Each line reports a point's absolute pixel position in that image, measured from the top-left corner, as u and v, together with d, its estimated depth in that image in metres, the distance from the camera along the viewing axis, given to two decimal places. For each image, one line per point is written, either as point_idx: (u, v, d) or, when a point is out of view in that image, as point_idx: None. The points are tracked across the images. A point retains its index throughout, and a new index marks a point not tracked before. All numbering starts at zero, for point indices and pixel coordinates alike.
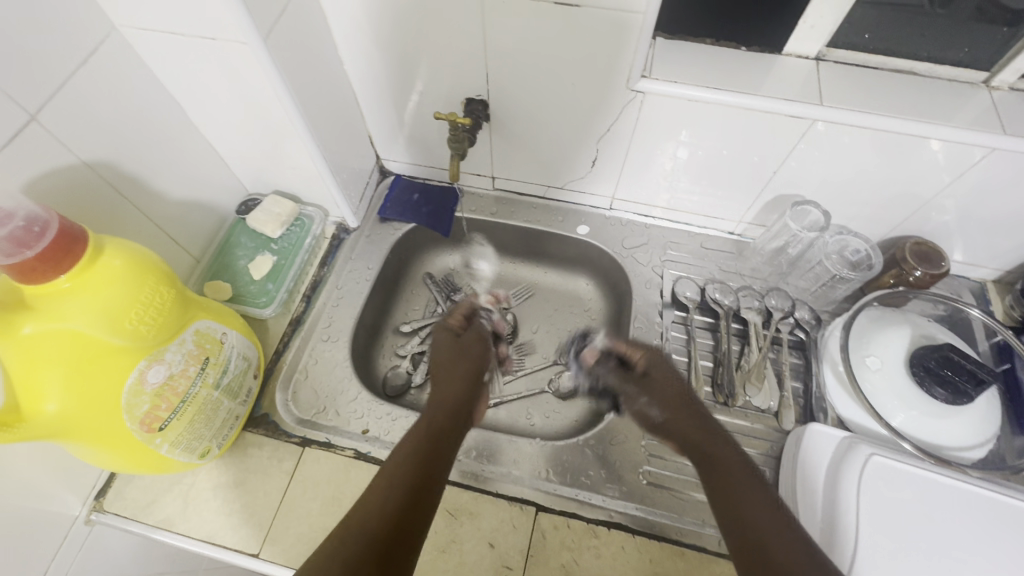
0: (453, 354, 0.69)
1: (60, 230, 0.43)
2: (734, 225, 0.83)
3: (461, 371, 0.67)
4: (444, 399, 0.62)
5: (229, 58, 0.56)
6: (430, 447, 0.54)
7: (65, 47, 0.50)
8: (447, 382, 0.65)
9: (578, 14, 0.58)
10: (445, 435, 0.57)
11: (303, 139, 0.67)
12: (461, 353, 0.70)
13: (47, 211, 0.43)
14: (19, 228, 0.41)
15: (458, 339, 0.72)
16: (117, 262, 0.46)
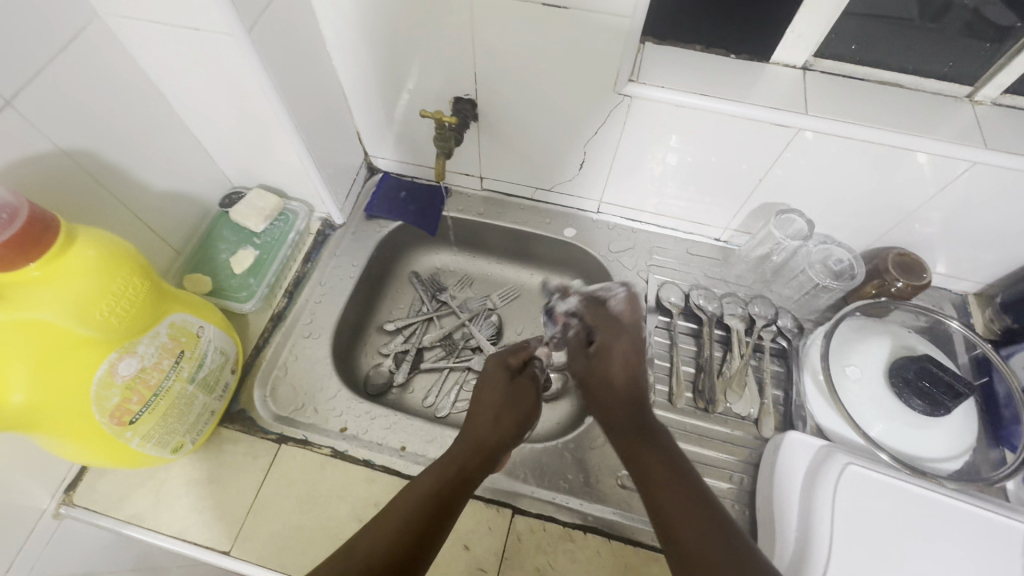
0: (502, 400, 0.60)
1: (31, 218, 0.42)
2: (720, 232, 0.83)
3: (507, 423, 0.59)
4: (477, 451, 0.55)
5: (213, 49, 0.56)
6: (445, 500, 0.49)
7: (46, 33, 0.49)
8: (487, 431, 0.57)
9: (567, 16, 0.58)
10: (464, 486, 0.52)
11: (288, 133, 0.66)
12: (511, 402, 0.61)
13: (18, 198, 0.42)
14: None
15: (511, 382, 0.62)
16: (90, 252, 0.45)
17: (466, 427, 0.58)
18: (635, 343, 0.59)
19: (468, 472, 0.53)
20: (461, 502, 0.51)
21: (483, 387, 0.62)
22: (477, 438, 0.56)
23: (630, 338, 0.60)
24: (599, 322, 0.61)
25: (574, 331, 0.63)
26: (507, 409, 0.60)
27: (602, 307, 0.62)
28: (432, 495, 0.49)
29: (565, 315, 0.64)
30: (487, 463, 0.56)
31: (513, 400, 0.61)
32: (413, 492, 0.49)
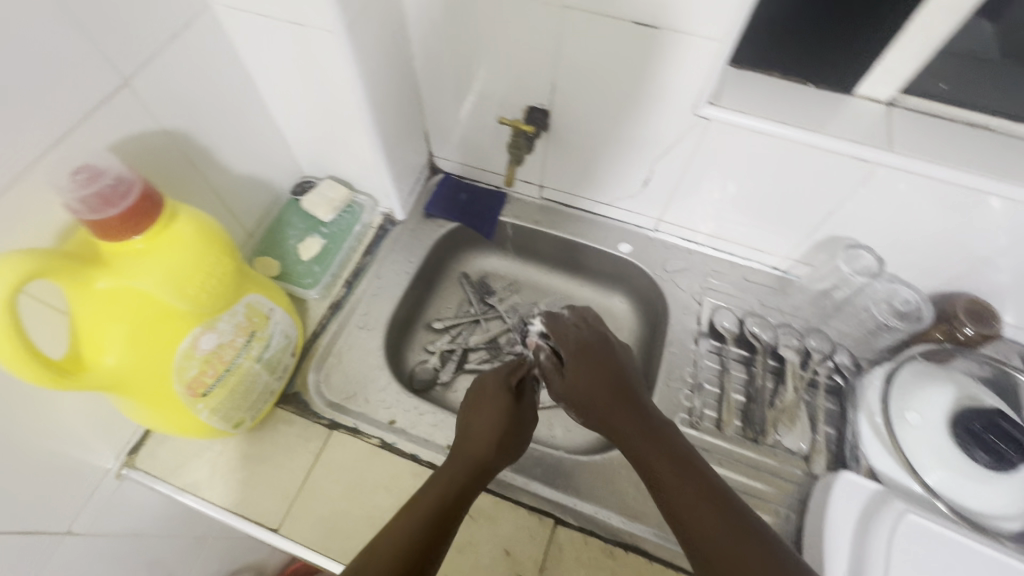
0: (500, 419, 0.64)
1: (144, 193, 0.44)
2: (779, 261, 0.81)
3: (505, 440, 0.62)
4: (476, 466, 0.59)
5: (312, 45, 0.58)
6: (447, 513, 0.53)
7: (163, 17, 0.52)
8: (484, 447, 0.61)
9: (655, 35, 0.58)
10: (461, 500, 0.55)
11: (366, 129, 0.68)
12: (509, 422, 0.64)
13: (134, 177, 0.44)
14: (107, 186, 0.42)
15: (514, 404, 0.66)
16: (189, 228, 0.47)
17: (464, 445, 0.61)
18: (592, 343, 0.68)
19: (466, 486, 0.56)
20: (461, 514, 0.54)
21: (482, 406, 0.65)
22: (480, 452, 0.60)
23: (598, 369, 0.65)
24: (560, 336, 0.69)
25: (546, 354, 0.69)
26: (504, 426, 0.63)
27: (559, 321, 0.70)
28: (433, 509, 0.52)
29: (538, 338, 0.70)
30: (482, 476, 0.59)
31: (513, 419, 0.65)
32: (418, 505, 0.52)
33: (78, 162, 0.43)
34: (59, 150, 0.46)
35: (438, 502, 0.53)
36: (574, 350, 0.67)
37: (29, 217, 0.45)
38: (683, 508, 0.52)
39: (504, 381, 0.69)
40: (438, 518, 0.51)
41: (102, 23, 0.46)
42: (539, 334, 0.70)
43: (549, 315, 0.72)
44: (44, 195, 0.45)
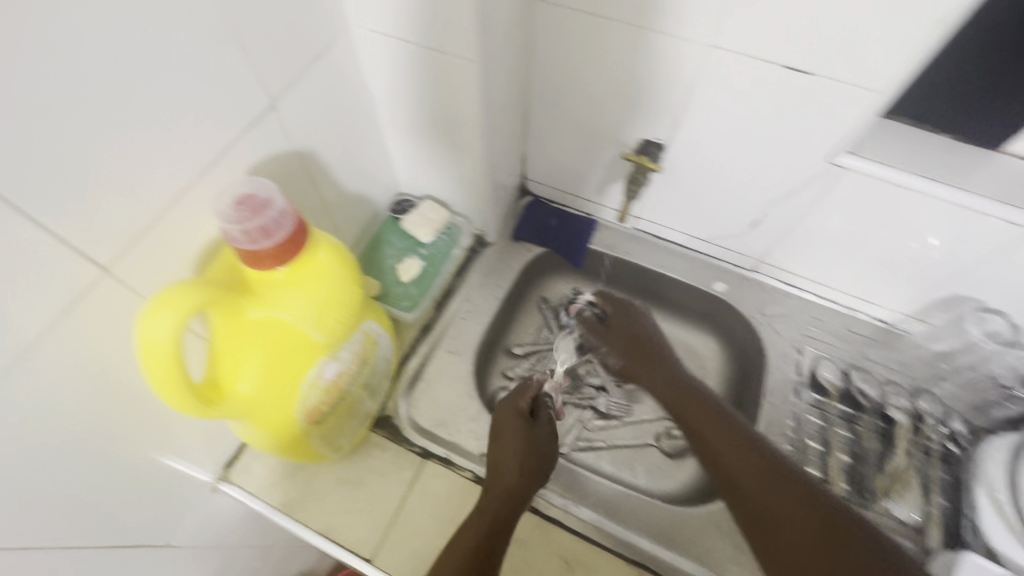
0: (520, 445, 0.63)
1: (296, 223, 0.43)
2: (886, 313, 0.78)
3: (532, 468, 0.61)
4: (512, 500, 0.58)
5: (448, 72, 0.56)
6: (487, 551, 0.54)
7: (309, 39, 0.51)
8: (513, 479, 0.59)
9: (806, 82, 0.55)
10: (501, 534, 0.55)
11: (480, 156, 0.67)
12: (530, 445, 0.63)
13: (285, 207, 0.42)
14: (269, 219, 0.41)
15: (529, 427, 0.65)
16: (329, 255, 0.47)
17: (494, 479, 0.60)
18: (632, 316, 0.80)
19: (505, 520, 0.57)
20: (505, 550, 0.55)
21: (503, 434, 0.64)
22: (514, 485, 0.59)
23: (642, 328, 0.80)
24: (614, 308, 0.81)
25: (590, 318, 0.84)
26: (529, 451, 0.62)
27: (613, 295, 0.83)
28: (471, 551, 0.53)
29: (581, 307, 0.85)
30: (518, 506, 0.58)
31: (531, 441, 0.64)
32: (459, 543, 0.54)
33: (238, 187, 0.41)
34: (211, 174, 0.46)
35: (483, 539, 0.55)
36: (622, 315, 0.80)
37: (180, 241, 0.45)
38: (739, 473, 0.61)
39: (516, 405, 0.67)
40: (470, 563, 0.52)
41: (257, 45, 0.46)
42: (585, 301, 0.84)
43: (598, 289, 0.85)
44: (196, 219, 0.46)
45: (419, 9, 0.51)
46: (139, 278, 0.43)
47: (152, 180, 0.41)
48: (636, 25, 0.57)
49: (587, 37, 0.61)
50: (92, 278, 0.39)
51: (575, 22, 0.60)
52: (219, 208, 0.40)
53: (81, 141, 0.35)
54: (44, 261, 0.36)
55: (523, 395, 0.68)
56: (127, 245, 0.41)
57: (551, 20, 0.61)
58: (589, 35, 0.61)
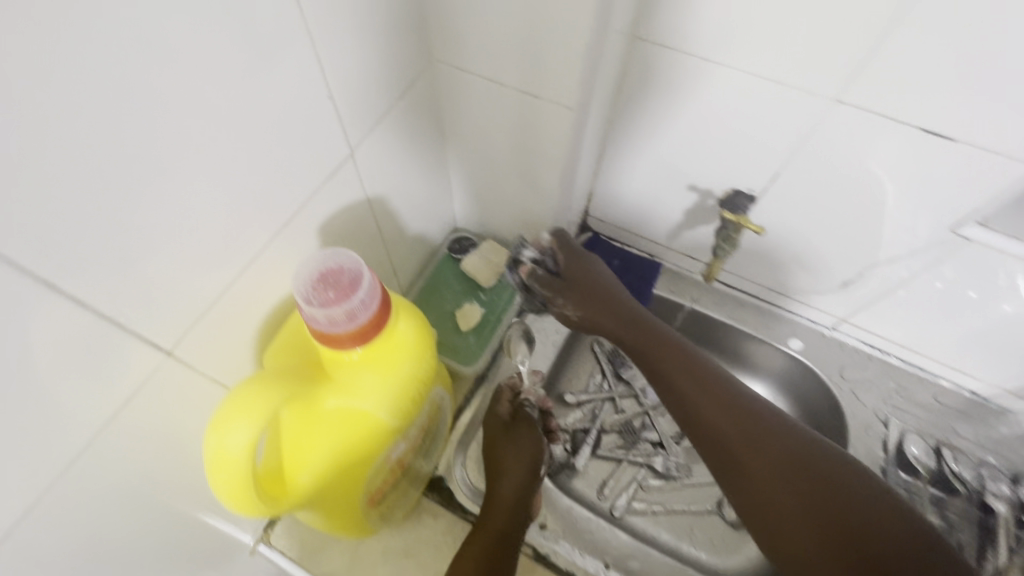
0: (504, 455, 0.59)
1: (382, 303, 0.38)
2: (980, 385, 0.71)
3: (524, 475, 0.58)
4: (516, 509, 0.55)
5: (535, 116, 0.50)
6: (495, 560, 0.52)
7: (392, 78, 0.46)
8: (509, 489, 0.56)
9: (942, 147, 0.49)
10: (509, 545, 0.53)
11: (556, 201, 0.61)
12: (514, 450, 0.59)
13: (371, 280, 0.37)
14: (357, 303, 0.36)
15: (509, 431, 0.61)
16: (412, 328, 0.42)
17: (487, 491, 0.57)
18: (593, 279, 0.63)
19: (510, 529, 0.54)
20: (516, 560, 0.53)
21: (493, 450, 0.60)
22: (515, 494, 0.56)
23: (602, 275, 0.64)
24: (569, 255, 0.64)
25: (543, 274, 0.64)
26: (518, 460, 0.59)
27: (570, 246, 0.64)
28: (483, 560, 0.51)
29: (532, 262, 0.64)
30: (521, 513, 0.56)
31: (514, 444, 0.60)
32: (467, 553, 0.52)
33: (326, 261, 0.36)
34: (283, 235, 0.42)
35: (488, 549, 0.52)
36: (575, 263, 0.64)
37: (249, 309, 0.42)
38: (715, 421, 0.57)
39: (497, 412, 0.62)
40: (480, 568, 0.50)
41: (342, 88, 0.40)
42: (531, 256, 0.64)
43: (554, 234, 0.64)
44: (266, 284, 0.42)
45: (516, 51, 0.45)
46: (204, 353, 0.39)
47: (221, 250, 0.37)
48: (747, 71, 0.51)
49: (686, 80, 0.55)
50: (156, 360, 0.36)
51: (675, 63, 0.54)
52: (297, 282, 0.35)
53: (134, 210, 0.30)
54: (104, 352, 0.33)
55: (500, 401, 0.62)
56: (197, 318, 0.37)
57: (648, 59, 0.55)
58: (688, 78, 0.55)
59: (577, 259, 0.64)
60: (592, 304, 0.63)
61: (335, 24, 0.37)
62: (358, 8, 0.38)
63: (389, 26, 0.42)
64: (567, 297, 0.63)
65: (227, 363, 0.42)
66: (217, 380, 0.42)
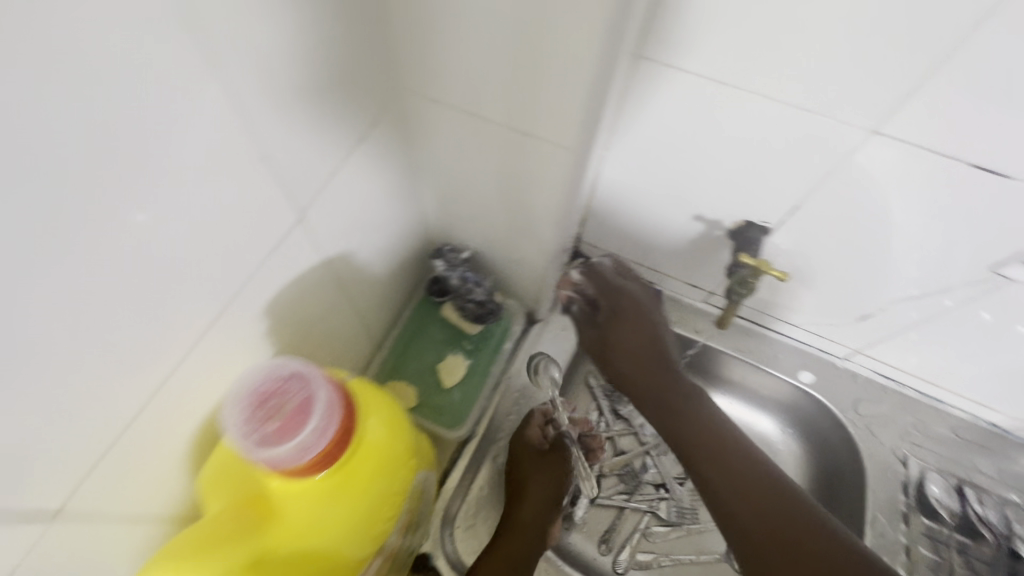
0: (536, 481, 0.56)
1: (343, 425, 0.33)
2: (1002, 418, 0.67)
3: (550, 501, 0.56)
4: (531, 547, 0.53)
5: (524, 155, 0.42)
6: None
7: (349, 117, 0.37)
8: (531, 514, 0.54)
9: (993, 184, 0.43)
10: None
11: (549, 244, 0.53)
12: (544, 474, 0.56)
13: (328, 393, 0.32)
14: (310, 434, 0.32)
15: (542, 456, 0.57)
16: (380, 420, 0.37)
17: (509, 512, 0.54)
18: (636, 304, 0.60)
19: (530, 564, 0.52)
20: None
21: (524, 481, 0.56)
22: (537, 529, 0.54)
23: (642, 313, 0.60)
24: (602, 291, 0.60)
25: (576, 307, 0.61)
26: (547, 487, 0.56)
27: (601, 274, 0.60)
28: None
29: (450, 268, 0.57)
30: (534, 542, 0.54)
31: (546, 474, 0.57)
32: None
33: (271, 384, 0.32)
34: (203, 343, 0.34)
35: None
36: (614, 306, 0.60)
37: (165, 432, 0.35)
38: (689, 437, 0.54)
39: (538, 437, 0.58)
40: None
41: (281, 142, 0.32)
42: (448, 266, 0.57)
43: (585, 264, 0.61)
44: (183, 399, 0.35)
45: (500, 84, 0.37)
46: (105, 496, 0.33)
47: (115, 378, 0.29)
48: (769, 97, 0.44)
49: (696, 104, 0.48)
50: (37, 531, 0.29)
51: (684, 85, 0.46)
52: (235, 414, 0.31)
53: None
54: None
55: (530, 425, 0.58)
56: (88, 471, 0.30)
57: (653, 80, 0.47)
58: (698, 103, 0.47)
59: (623, 280, 0.60)
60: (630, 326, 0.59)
61: (266, 65, 0.28)
62: (297, 41, 0.30)
63: (340, 58, 0.34)
64: (604, 337, 0.60)
65: (145, 490, 0.36)
66: (127, 515, 0.36)
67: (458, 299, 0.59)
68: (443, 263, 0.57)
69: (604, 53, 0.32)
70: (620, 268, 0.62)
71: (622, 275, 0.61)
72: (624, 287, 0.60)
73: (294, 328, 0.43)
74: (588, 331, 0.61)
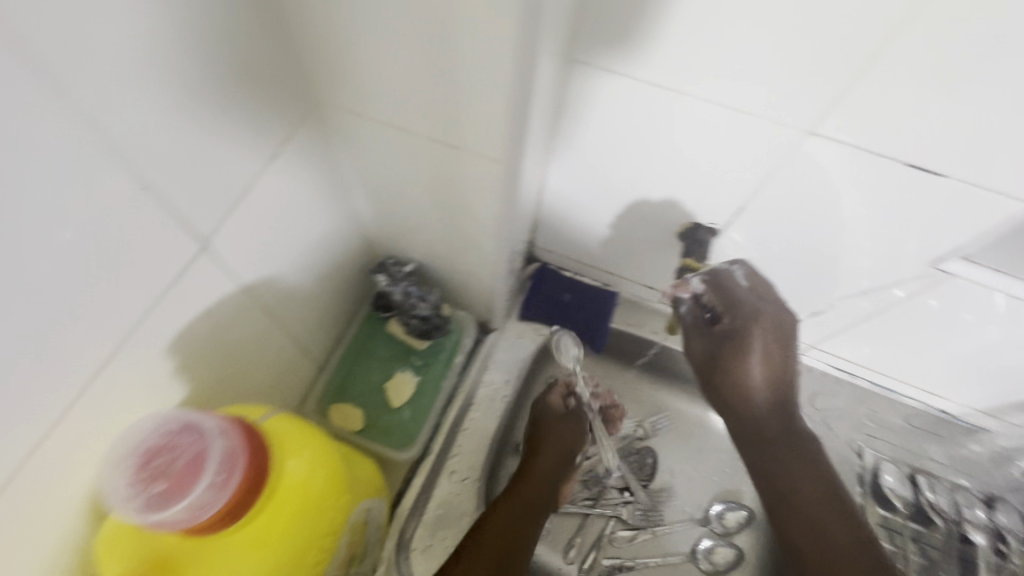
0: (553, 437, 0.61)
1: (240, 475, 0.32)
2: (954, 407, 0.67)
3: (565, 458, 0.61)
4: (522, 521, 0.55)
5: (454, 169, 0.40)
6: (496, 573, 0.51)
7: (256, 134, 0.35)
8: (542, 471, 0.59)
9: (928, 182, 0.43)
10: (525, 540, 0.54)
11: (493, 256, 0.51)
12: (558, 431, 0.62)
13: (232, 442, 0.32)
14: (201, 491, 0.31)
15: (561, 417, 0.63)
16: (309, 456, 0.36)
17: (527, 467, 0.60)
18: (787, 330, 0.53)
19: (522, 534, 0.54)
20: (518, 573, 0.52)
21: (538, 441, 0.61)
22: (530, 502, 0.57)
23: (768, 324, 0.52)
24: (727, 302, 0.52)
25: (686, 310, 0.55)
26: (563, 448, 0.61)
27: (727, 287, 0.52)
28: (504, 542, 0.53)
29: (393, 284, 0.55)
30: (546, 496, 0.59)
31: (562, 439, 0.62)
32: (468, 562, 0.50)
33: (155, 442, 0.31)
34: (98, 382, 0.31)
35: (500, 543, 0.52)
36: (778, 332, 0.53)
37: (58, 480, 0.32)
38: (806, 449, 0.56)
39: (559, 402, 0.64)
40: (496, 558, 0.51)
41: (170, 169, 0.29)
42: (390, 282, 0.55)
43: (711, 273, 0.53)
44: (77, 449, 0.32)
45: (419, 97, 0.35)
46: None
47: None
48: (705, 99, 0.43)
49: (632, 108, 0.46)
50: None
51: (619, 87, 0.45)
52: (121, 476, 0.30)
53: None
54: None
55: (551, 391, 0.64)
56: None
57: (589, 83, 0.46)
58: (634, 105, 0.46)
59: (757, 301, 0.52)
60: (736, 348, 0.53)
61: (139, 83, 0.26)
62: (176, 55, 0.27)
63: (234, 71, 0.31)
64: (753, 357, 0.53)
65: (35, 541, 0.33)
66: None
67: (403, 315, 0.56)
68: (385, 278, 0.55)
69: (519, 63, 0.30)
70: (756, 282, 0.53)
71: (756, 293, 0.52)
72: (756, 307, 0.52)
73: (212, 360, 0.40)
74: (716, 347, 0.55)
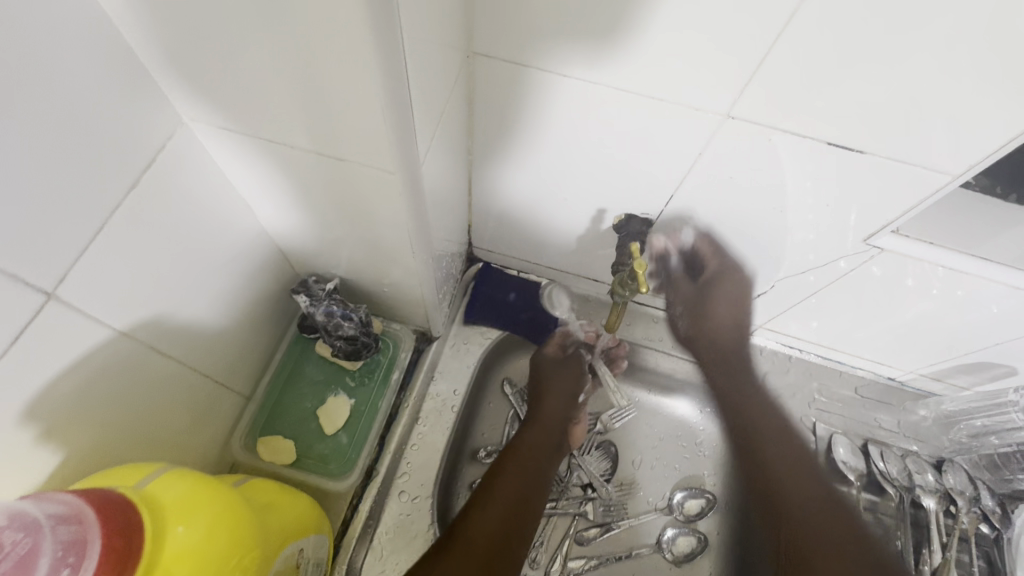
0: (556, 389, 0.63)
1: (100, 559, 0.27)
2: (901, 373, 0.67)
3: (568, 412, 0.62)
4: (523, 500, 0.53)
5: (351, 181, 0.37)
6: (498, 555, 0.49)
7: (110, 163, 0.31)
8: (539, 430, 0.60)
9: (850, 160, 0.41)
10: (527, 502, 0.54)
11: (416, 266, 0.48)
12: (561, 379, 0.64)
13: (80, 526, 0.28)
14: None
15: (560, 367, 0.65)
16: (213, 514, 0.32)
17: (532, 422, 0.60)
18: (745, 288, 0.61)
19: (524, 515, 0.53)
20: (522, 553, 0.50)
21: (542, 395, 0.62)
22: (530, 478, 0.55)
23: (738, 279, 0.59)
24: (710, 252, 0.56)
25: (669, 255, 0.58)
26: (566, 405, 0.62)
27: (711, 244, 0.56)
28: (510, 503, 0.52)
29: (312, 304, 0.52)
30: (549, 455, 0.59)
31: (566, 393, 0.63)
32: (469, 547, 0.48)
33: None
34: None
35: (504, 511, 0.52)
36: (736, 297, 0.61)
37: None
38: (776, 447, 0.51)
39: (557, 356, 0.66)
40: (500, 523, 0.51)
41: None
42: (310, 302, 0.52)
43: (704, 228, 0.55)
44: None
45: (292, 105, 0.32)
46: None
47: None
48: (613, 86, 0.41)
49: (545, 99, 0.44)
50: None
51: (528, 80, 0.43)
52: None
53: None
54: None
55: (550, 342, 0.66)
56: None
57: (496, 76, 0.43)
58: (546, 97, 0.44)
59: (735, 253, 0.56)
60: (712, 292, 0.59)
61: None
62: None
63: (68, 96, 0.27)
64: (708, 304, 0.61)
65: None
66: None
67: (327, 336, 0.53)
68: (306, 298, 0.52)
69: (386, 66, 0.27)
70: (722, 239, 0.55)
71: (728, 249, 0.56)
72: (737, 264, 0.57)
73: (98, 413, 0.36)
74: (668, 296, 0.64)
